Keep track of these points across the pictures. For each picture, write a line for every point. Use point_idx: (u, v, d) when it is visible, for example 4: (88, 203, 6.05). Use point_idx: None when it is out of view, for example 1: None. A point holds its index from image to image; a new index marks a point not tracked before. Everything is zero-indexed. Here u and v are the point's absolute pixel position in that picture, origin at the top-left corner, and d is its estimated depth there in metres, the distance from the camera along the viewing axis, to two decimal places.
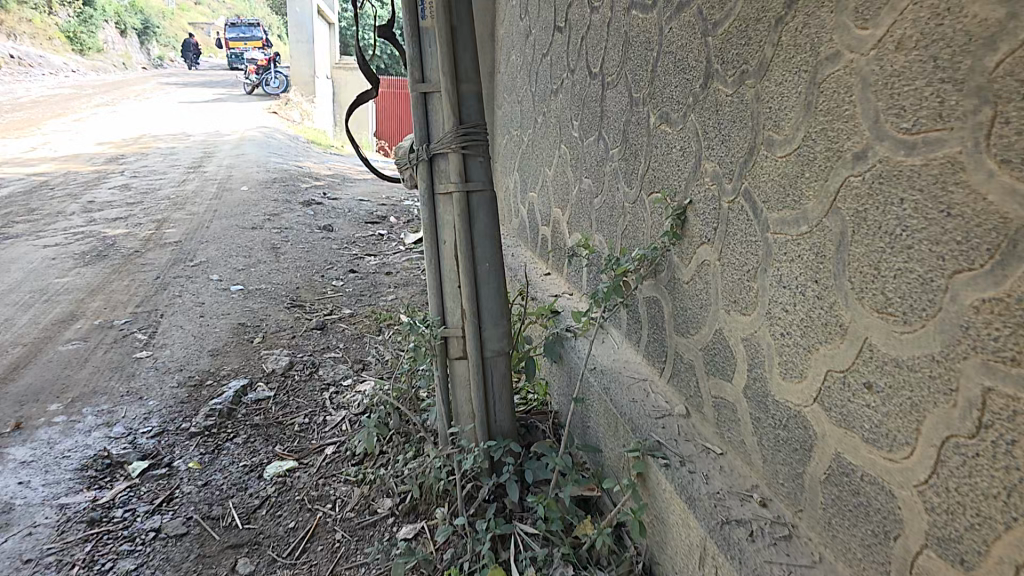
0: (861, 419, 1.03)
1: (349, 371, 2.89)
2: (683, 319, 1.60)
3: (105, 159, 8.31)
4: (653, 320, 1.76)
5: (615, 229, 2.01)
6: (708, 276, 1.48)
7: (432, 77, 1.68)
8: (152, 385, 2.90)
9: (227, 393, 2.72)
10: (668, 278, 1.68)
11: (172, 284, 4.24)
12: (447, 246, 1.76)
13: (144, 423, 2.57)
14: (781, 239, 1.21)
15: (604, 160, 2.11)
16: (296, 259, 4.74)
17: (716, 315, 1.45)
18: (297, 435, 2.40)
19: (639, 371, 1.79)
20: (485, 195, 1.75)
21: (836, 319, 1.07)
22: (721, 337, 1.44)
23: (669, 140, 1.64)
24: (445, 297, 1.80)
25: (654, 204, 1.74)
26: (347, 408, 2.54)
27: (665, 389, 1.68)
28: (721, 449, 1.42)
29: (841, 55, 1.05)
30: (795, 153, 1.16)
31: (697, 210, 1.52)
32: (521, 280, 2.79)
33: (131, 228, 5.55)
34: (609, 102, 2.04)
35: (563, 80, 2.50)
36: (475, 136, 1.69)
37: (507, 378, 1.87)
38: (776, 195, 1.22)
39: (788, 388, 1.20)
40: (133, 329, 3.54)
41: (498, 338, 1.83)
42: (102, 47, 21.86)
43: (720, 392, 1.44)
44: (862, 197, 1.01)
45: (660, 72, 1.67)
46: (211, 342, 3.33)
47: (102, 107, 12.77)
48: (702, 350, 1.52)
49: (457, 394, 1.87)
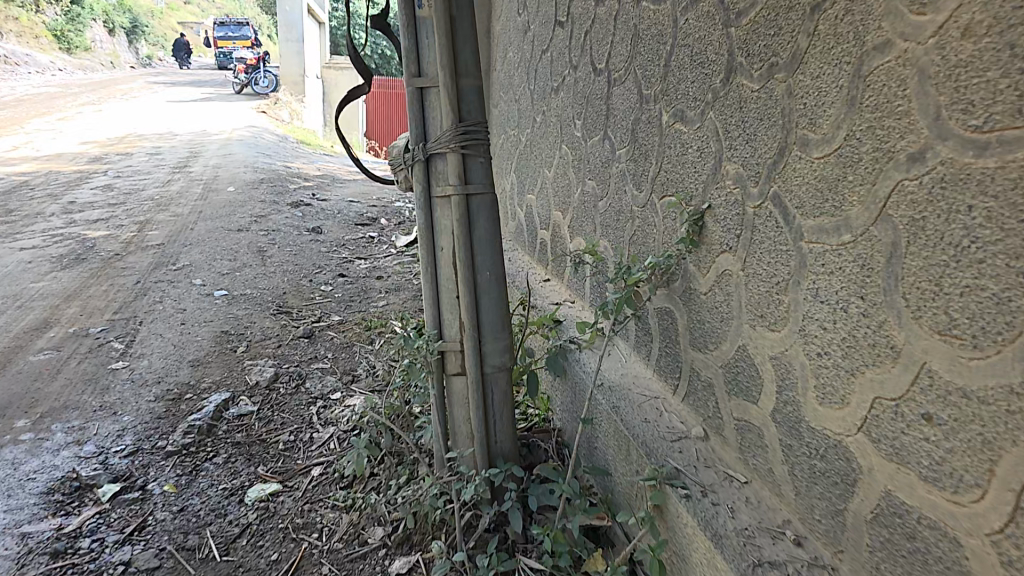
0: (917, 454, 0.91)
1: (338, 383, 2.73)
2: (701, 333, 1.48)
3: (89, 158, 8.05)
4: (666, 333, 1.64)
5: (622, 234, 1.88)
6: (729, 286, 1.36)
7: (429, 71, 1.54)
8: (128, 399, 2.72)
9: (207, 408, 2.55)
10: (682, 288, 1.55)
11: (153, 289, 4.04)
12: (444, 254, 1.62)
13: (117, 441, 2.39)
14: (818, 249, 1.09)
15: (609, 162, 1.99)
16: (283, 263, 4.56)
17: (739, 329, 1.33)
18: (281, 455, 2.24)
19: (650, 388, 1.67)
20: (486, 199, 1.62)
21: (887, 339, 0.96)
22: (744, 354, 1.32)
23: (684, 140, 1.52)
24: (443, 309, 1.66)
25: (667, 208, 1.62)
26: (335, 424, 2.39)
27: (680, 408, 1.56)
28: (745, 477, 1.30)
29: (893, 44, 0.93)
30: (836, 152, 1.04)
31: (716, 215, 1.40)
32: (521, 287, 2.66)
33: (112, 230, 5.33)
34: (615, 100, 1.92)
35: (564, 77, 2.38)
36: (476, 134, 1.56)
37: (509, 396, 1.73)
38: (812, 200, 1.10)
39: (827, 414, 1.08)
40: (110, 337, 3.35)
41: (500, 352, 1.69)
42: (89, 45, 21.41)
43: (743, 414, 1.32)
44: (919, 203, 0.90)
45: (674, 66, 1.55)
46: (192, 352, 3.15)
47: (87, 106, 12.45)
48: (722, 367, 1.39)
49: (455, 412, 1.73)
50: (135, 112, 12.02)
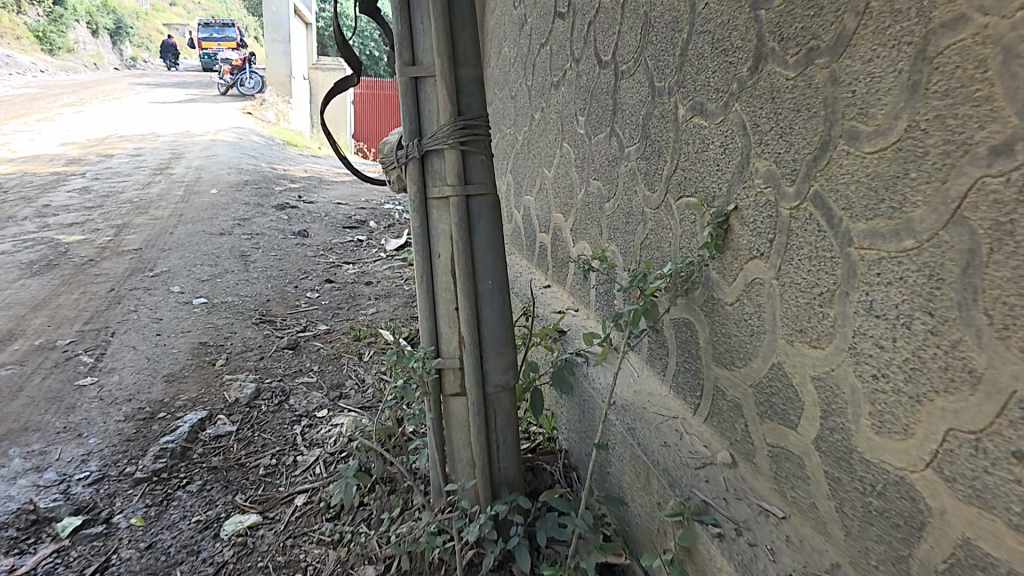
0: (1005, 499, 0.78)
1: (324, 399, 2.55)
2: (727, 349, 1.34)
3: (67, 160, 7.73)
4: (685, 347, 1.50)
5: (633, 239, 1.74)
6: (760, 296, 1.23)
7: (425, 59, 1.39)
8: (94, 419, 2.50)
9: (181, 428, 2.35)
10: (704, 298, 1.41)
11: (128, 297, 3.81)
12: (442, 262, 1.47)
13: (81, 467, 2.18)
14: (872, 256, 0.95)
15: (617, 160, 1.85)
16: (267, 269, 4.35)
17: (773, 345, 1.19)
18: (262, 481, 2.06)
19: (667, 407, 1.53)
20: (488, 200, 1.46)
21: (964, 363, 0.82)
22: (780, 373, 1.18)
23: (704, 135, 1.38)
24: (440, 322, 1.51)
25: (685, 210, 1.48)
26: (322, 445, 2.21)
27: (702, 430, 1.42)
28: (782, 511, 1.17)
29: (969, 18, 0.80)
30: (894, 146, 0.91)
31: (744, 217, 1.26)
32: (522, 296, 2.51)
33: (87, 234, 5.07)
34: (622, 94, 1.78)
35: (565, 71, 2.24)
36: (477, 128, 1.40)
37: (513, 417, 1.58)
38: (862, 201, 0.97)
39: (885, 446, 0.95)
40: (79, 350, 3.11)
41: (503, 369, 1.53)
42: (72, 46, 20.89)
43: (779, 440, 1.18)
44: (1006, 204, 0.77)
45: (692, 55, 1.41)
46: (167, 366, 2.93)
47: (67, 106, 12.08)
48: (753, 388, 1.26)
49: (453, 436, 1.57)
50: (116, 113, 11.66)
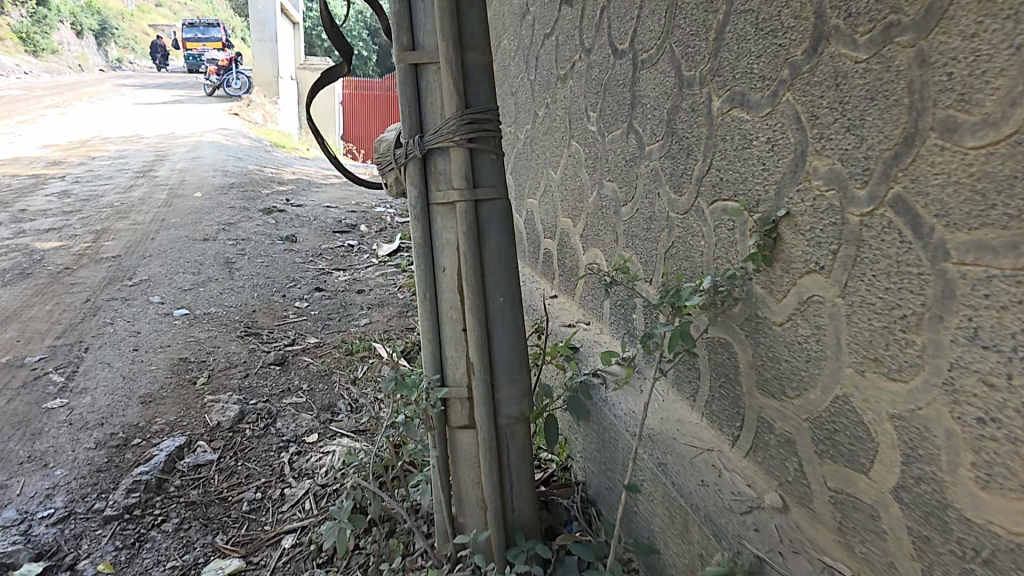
0: None
1: (315, 422, 2.35)
2: (776, 376, 1.17)
3: (47, 162, 7.43)
4: (721, 371, 1.33)
5: (656, 248, 1.57)
6: (820, 316, 1.05)
7: (427, 43, 1.20)
8: (62, 446, 2.27)
9: (157, 457, 2.13)
10: (746, 316, 1.24)
11: (105, 308, 3.57)
12: (447, 277, 1.28)
13: (45, 503, 1.96)
14: (977, 273, 0.80)
15: (635, 160, 1.67)
16: (254, 277, 4.12)
17: (837, 374, 1.03)
18: (246, 519, 1.86)
19: (702, 437, 1.36)
20: (499, 206, 1.28)
21: None
22: (845, 409, 1.02)
23: (744, 130, 1.21)
24: (445, 344, 1.32)
25: (721, 216, 1.30)
26: (313, 476, 2.02)
27: (745, 466, 1.25)
28: (851, 569, 1.01)
29: None
30: (1010, 139, 0.75)
31: (797, 226, 1.09)
32: (538, 315, 2.29)
33: (64, 240, 4.80)
34: (642, 86, 1.60)
35: (574, 63, 2.06)
36: (487, 122, 1.22)
37: (529, 451, 1.40)
38: (964, 207, 0.80)
39: (994, 505, 0.79)
40: (49, 368, 2.88)
41: (518, 397, 1.35)
42: (55, 46, 20.39)
43: (845, 486, 1.02)
44: None
45: (730, 38, 1.23)
46: (143, 386, 2.70)
47: (48, 107, 11.72)
48: (809, 422, 1.09)
49: (461, 474, 1.38)
50: (104, 114, 11.37)
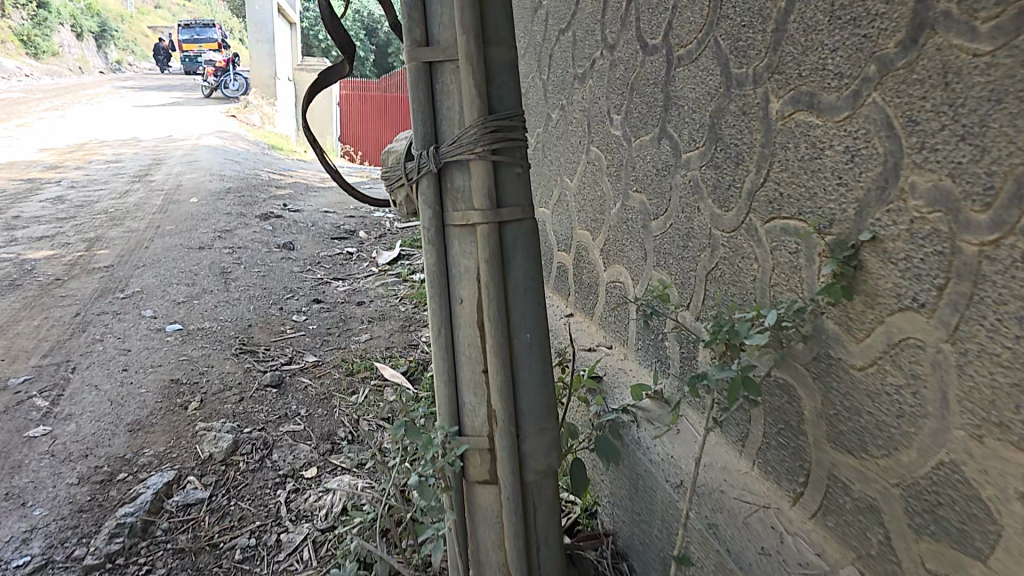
0: None
1: (314, 454, 2.18)
2: (855, 430, 0.98)
3: (41, 166, 7.25)
4: (780, 416, 1.15)
5: (694, 270, 1.39)
6: (919, 364, 0.87)
7: (443, 37, 1.02)
8: (42, 482, 2.08)
9: (143, 496, 1.94)
10: (815, 356, 1.05)
11: (94, 324, 3.39)
12: (466, 310, 1.10)
13: (18, 551, 1.77)
14: None
15: (669, 169, 1.49)
16: (250, 288, 3.94)
17: (943, 436, 0.84)
18: (238, 570, 1.69)
19: (757, 493, 1.18)
20: (525, 227, 1.10)
21: None
22: (953, 479, 0.83)
23: (813, 139, 1.03)
24: (463, 389, 1.14)
25: (780, 237, 1.12)
26: (312, 519, 1.86)
27: (811, 531, 1.07)
28: None
29: None
30: None
31: (887, 255, 0.90)
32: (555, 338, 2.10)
33: (57, 249, 4.62)
34: (678, 86, 1.42)
35: (594, 60, 1.87)
36: (513, 130, 1.04)
37: (558, 508, 1.22)
38: None
39: None
40: (33, 391, 2.69)
41: (547, 447, 1.17)
42: (54, 49, 20.27)
43: (950, 571, 0.84)
44: None
45: (794, 29, 1.05)
46: (132, 411, 2.51)
47: (45, 110, 11.55)
48: (900, 489, 0.91)
49: (479, 535, 1.20)
50: (102, 117, 11.19)
